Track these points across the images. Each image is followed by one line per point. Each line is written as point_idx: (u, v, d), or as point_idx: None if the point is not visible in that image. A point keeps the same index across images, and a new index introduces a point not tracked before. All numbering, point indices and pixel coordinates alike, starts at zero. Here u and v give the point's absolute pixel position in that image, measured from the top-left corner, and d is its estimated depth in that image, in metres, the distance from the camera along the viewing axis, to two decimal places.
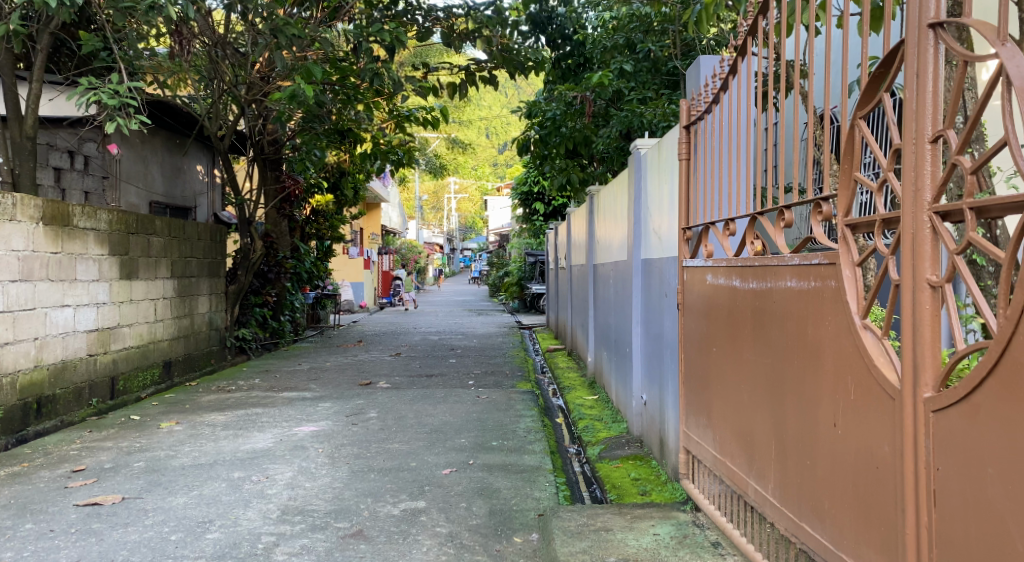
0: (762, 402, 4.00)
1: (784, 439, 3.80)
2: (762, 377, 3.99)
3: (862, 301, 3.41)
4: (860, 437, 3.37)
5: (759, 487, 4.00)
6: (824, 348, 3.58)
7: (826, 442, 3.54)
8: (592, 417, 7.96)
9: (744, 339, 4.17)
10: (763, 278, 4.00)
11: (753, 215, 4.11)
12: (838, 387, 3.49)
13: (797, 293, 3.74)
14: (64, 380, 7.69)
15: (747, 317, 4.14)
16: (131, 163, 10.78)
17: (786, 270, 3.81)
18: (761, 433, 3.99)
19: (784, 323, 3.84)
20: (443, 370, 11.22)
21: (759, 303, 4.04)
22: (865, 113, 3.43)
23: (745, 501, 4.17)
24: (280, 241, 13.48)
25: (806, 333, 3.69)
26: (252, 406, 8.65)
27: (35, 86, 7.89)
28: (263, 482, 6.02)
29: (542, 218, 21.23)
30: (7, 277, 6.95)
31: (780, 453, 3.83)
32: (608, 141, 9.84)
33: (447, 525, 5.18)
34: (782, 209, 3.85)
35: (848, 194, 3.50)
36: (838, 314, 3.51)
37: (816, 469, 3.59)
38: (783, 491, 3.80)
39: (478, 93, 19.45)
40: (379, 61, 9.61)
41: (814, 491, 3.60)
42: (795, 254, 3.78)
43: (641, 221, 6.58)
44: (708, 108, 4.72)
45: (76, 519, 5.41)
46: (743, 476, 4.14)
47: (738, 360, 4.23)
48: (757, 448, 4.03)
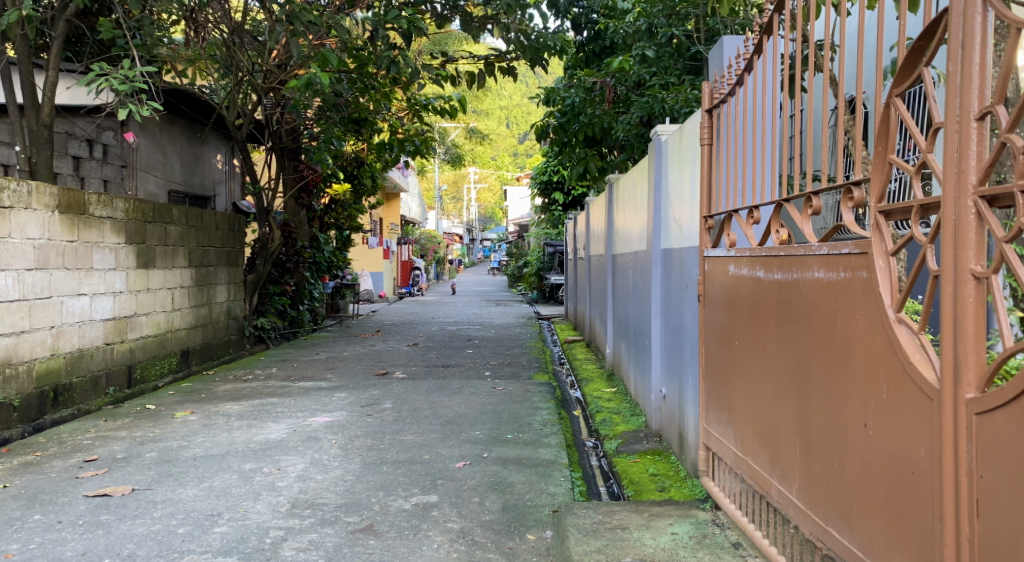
0: (786, 398, 3.85)
1: (810, 439, 3.65)
2: (787, 373, 3.83)
3: (896, 292, 3.25)
4: (893, 440, 3.21)
5: (783, 487, 3.86)
6: (854, 343, 3.42)
7: (856, 444, 3.39)
8: (610, 409, 7.81)
9: (768, 332, 4.02)
10: (789, 268, 3.84)
11: (778, 201, 3.94)
12: (870, 386, 3.34)
13: (825, 284, 3.59)
14: (80, 368, 7.62)
15: (772, 309, 3.99)
16: (150, 151, 10.69)
17: (814, 260, 3.66)
18: (785, 431, 3.83)
19: (811, 317, 3.68)
20: (460, 360, 11.10)
21: (784, 295, 3.88)
22: (902, 90, 3.25)
23: (768, 501, 4.02)
24: (299, 230, 13.36)
25: (835, 327, 3.53)
26: (267, 396, 8.55)
27: (53, 73, 7.74)
28: (275, 474, 5.92)
29: (561, 208, 21.08)
30: (22, 266, 6.87)
31: (806, 453, 3.68)
32: (630, 126, 9.55)
33: (459, 520, 5.05)
34: (809, 195, 3.68)
35: (881, 178, 3.33)
36: (869, 307, 3.36)
37: (844, 471, 3.44)
38: (808, 493, 3.66)
39: (497, 82, 19.31)
40: (396, 48, 9.46)
41: (843, 495, 3.45)
42: (823, 243, 3.62)
43: (662, 210, 6.43)
44: (731, 90, 4.54)
45: (85, 510, 5.31)
46: (766, 476, 3.99)
47: (761, 355, 4.07)
48: (781, 447, 3.87)
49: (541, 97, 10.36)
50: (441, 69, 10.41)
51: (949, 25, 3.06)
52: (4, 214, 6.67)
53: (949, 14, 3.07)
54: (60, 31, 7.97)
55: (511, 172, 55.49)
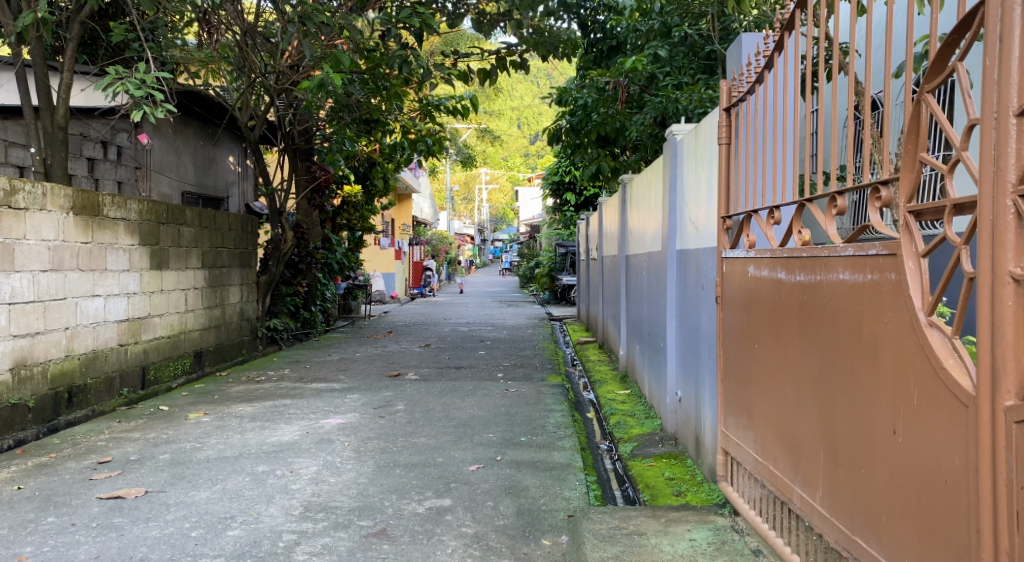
0: (809, 403, 3.78)
1: (835, 446, 3.58)
2: (810, 377, 3.77)
3: (928, 296, 3.19)
4: (926, 448, 3.15)
5: (806, 494, 3.79)
6: (882, 348, 3.36)
7: (885, 451, 3.32)
8: (624, 412, 7.73)
9: (790, 335, 3.95)
10: (812, 270, 3.78)
11: (800, 201, 3.87)
12: (899, 391, 3.27)
13: (851, 286, 3.52)
14: (95, 370, 7.59)
15: (794, 312, 3.92)
16: (163, 153, 10.66)
17: (838, 262, 3.60)
18: (809, 436, 3.77)
19: (835, 320, 3.62)
20: (473, 362, 11.05)
21: (807, 296, 3.81)
22: (933, 86, 3.18)
23: (790, 508, 3.95)
24: (312, 231, 13.32)
25: (861, 331, 3.46)
26: (280, 397, 8.51)
27: (67, 75, 7.71)
28: (288, 477, 5.87)
29: (573, 209, 21.03)
30: (37, 267, 6.85)
31: (831, 460, 3.61)
32: (644, 127, 9.45)
33: (473, 525, 5.00)
34: (834, 195, 3.62)
35: (912, 177, 3.26)
36: (899, 311, 3.29)
37: (872, 478, 3.38)
38: (833, 500, 3.59)
39: (509, 82, 19.28)
40: (408, 48, 9.42)
41: (871, 503, 3.38)
42: (849, 244, 3.56)
43: (677, 210, 6.37)
44: (751, 89, 4.48)
45: (99, 512, 5.28)
46: (787, 482, 3.93)
47: (782, 358, 4.01)
48: (803, 453, 3.81)
49: (554, 96, 10.31)
50: (453, 68, 10.36)
51: (985, 18, 3.01)
52: (20, 215, 6.66)
53: (984, 8, 3.00)
54: (75, 33, 7.95)
55: (523, 173, 55.43)
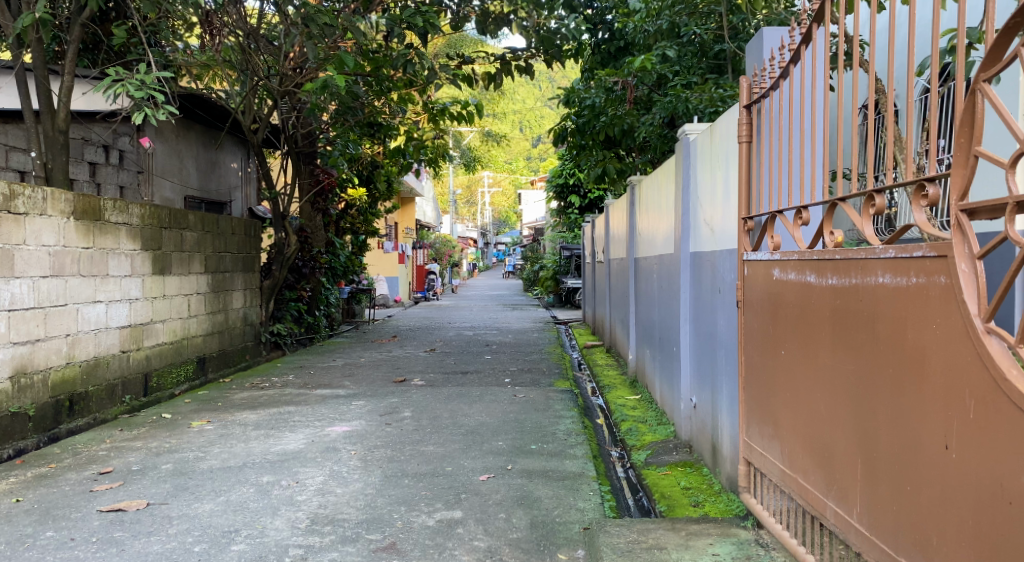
0: (844, 414, 3.71)
1: (877, 460, 3.52)
2: (846, 387, 3.70)
3: (985, 302, 3.12)
4: (983, 464, 3.10)
5: (841, 509, 3.73)
6: (931, 357, 3.30)
7: (935, 466, 3.27)
8: (635, 418, 7.58)
9: (819, 342, 3.88)
10: (846, 273, 3.70)
11: (833, 201, 3.75)
12: (952, 404, 3.22)
13: (893, 290, 3.46)
14: (97, 377, 7.44)
15: (824, 318, 3.84)
16: (166, 157, 10.52)
17: (878, 264, 3.53)
18: (844, 449, 3.70)
19: (874, 328, 3.55)
20: (479, 367, 10.89)
21: (841, 302, 3.73)
22: (990, 75, 3.08)
23: (822, 523, 3.88)
24: (315, 236, 13.16)
25: (905, 338, 3.40)
26: (284, 405, 8.35)
27: (67, 78, 7.55)
28: (293, 488, 5.72)
29: (578, 211, 20.85)
30: (38, 273, 6.71)
31: (872, 475, 3.54)
32: (653, 127, 9.27)
33: (485, 538, 4.85)
34: (873, 194, 3.52)
35: (965, 174, 3.18)
36: (949, 317, 3.24)
37: (920, 495, 3.33)
38: (874, 516, 3.53)
39: (513, 84, 19.10)
40: (412, 48, 9.25)
41: (920, 521, 3.32)
42: (889, 246, 3.49)
43: (690, 211, 6.23)
44: (774, 84, 4.33)
45: (99, 526, 5.13)
46: (820, 496, 3.85)
47: (811, 366, 3.93)
48: (838, 466, 3.73)
49: (561, 98, 10.14)
50: (457, 70, 10.20)
51: None
52: (19, 221, 6.51)
53: None
54: (75, 34, 7.79)
55: (525, 176, 55.25)
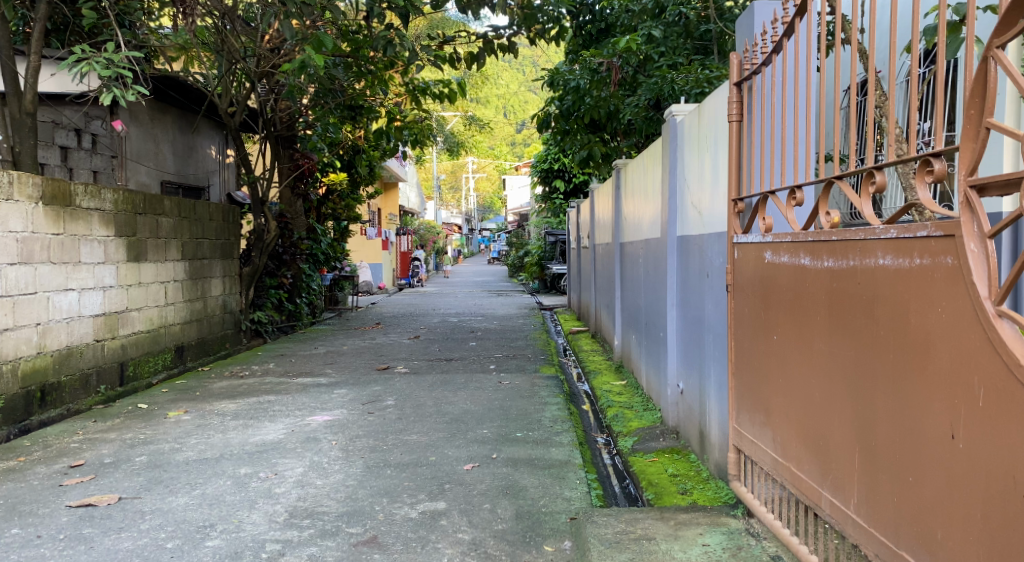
0: (841, 402, 3.59)
1: (876, 450, 3.41)
2: (843, 373, 3.58)
3: (996, 284, 3.01)
4: (991, 456, 3.00)
5: (836, 499, 3.62)
6: (936, 342, 3.18)
7: (938, 457, 3.17)
8: (621, 404, 7.45)
9: (814, 326, 3.75)
10: (843, 254, 3.58)
11: (829, 178, 3.62)
12: (958, 392, 3.10)
13: (893, 272, 3.34)
14: (70, 367, 7.27)
15: (820, 301, 3.72)
16: (140, 141, 10.32)
17: (877, 245, 3.41)
18: (841, 437, 3.59)
19: (873, 311, 3.43)
20: (463, 353, 10.76)
21: (838, 285, 3.61)
22: (1004, 42, 2.97)
23: (817, 514, 3.76)
24: (296, 221, 12.97)
25: (909, 323, 3.28)
26: (264, 393, 8.19)
27: (34, 59, 7.34)
28: (272, 480, 5.57)
29: (562, 196, 20.71)
30: (5, 260, 6.53)
31: (871, 464, 3.43)
32: (637, 108, 9.09)
33: (469, 530, 4.72)
34: (872, 170, 3.40)
35: (976, 147, 3.06)
36: (955, 300, 3.12)
37: (923, 488, 3.22)
38: (873, 508, 3.42)
39: (496, 67, 18.90)
40: (392, 29, 9.06)
41: (923, 513, 3.22)
42: (888, 225, 3.38)
43: (677, 195, 6.11)
44: (766, 60, 4.21)
45: (67, 522, 4.98)
46: (814, 485, 3.74)
47: (805, 352, 3.81)
48: (835, 456, 3.62)
49: (544, 79, 9.98)
50: (439, 51, 10.03)
51: None
52: None
53: None
54: (42, 13, 7.58)
55: (509, 161, 54.97)
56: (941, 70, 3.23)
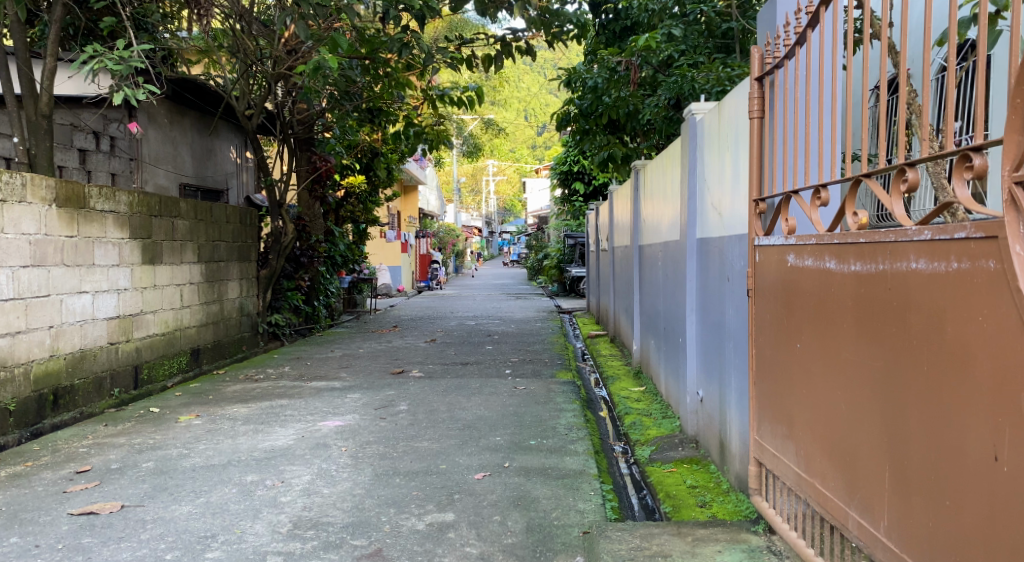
0: (870, 416, 3.39)
1: (908, 469, 3.21)
2: (873, 386, 3.38)
3: None
4: None
5: (864, 521, 3.42)
6: (975, 354, 2.98)
7: (979, 479, 2.97)
8: (639, 411, 7.25)
9: (841, 335, 3.55)
10: (871, 257, 3.38)
11: (857, 176, 3.42)
12: (1001, 408, 2.91)
13: (927, 276, 3.14)
14: (83, 370, 7.14)
15: (847, 308, 3.51)
16: (159, 144, 10.19)
17: (910, 248, 3.21)
18: (870, 455, 3.39)
19: (904, 319, 3.24)
20: (479, 357, 10.57)
21: (865, 290, 3.41)
22: None
23: (843, 535, 3.56)
24: (314, 224, 12.86)
25: (946, 333, 3.08)
26: (277, 398, 8.04)
27: (51, 61, 7.19)
28: (278, 488, 5.41)
29: (582, 199, 20.51)
30: (17, 263, 6.41)
31: (903, 484, 3.24)
32: (657, 108, 8.87)
33: (478, 544, 4.55)
34: (904, 167, 3.20)
35: (1020, 140, 2.87)
36: (997, 308, 2.92)
37: (962, 512, 3.03)
38: (904, 531, 3.23)
39: (515, 69, 18.73)
40: (408, 31, 8.90)
41: (962, 538, 3.03)
42: (922, 226, 3.18)
43: (697, 195, 5.91)
44: (789, 52, 4.01)
45: (67, 531, 4.83)
46: (840, 505, 3.54)
47: (831, 362, 3.61)
48: (863, 474, 3.42)
49: (562, 80, 9.79)
50: (455, 51, 9.84)
51: None
52: None
53: None
54: (58, 13, 7.44)
55: (529, 164, 54.73)
56: (982, 59, 3.02)
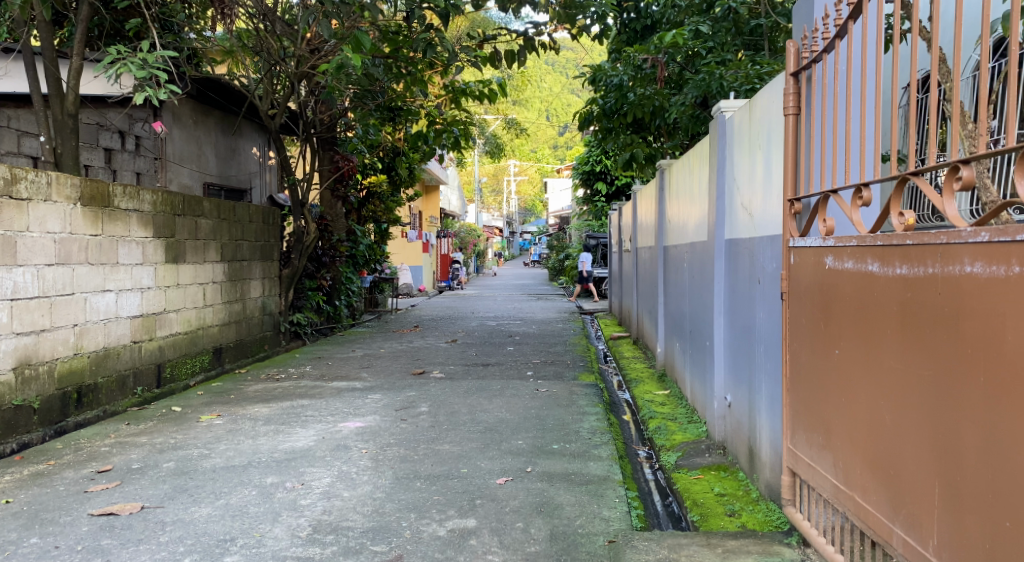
0: (919, 429, 3.27)
1: (962, 486, 3.09)
2: (922, 397, 3.25)
3: None
4: None
5: (911, 537, 3.30)
6: None
7: None
8: (664, 415, 7.11)
9: (886, 342, 3.43)
10: (921, 260, 3.26)
11: (904, 175, 3.29)
12: None
13: (982, 282, 3.03)
14: (106, 368, 7.09)
15: (893, 314, 3.39)
16: (183, 143, 10.13)
17: (965, 251, 3.09)
18: (917, 469, 3.27)
19: (957, 325, 3.12)
20: (501, 358, 10.48)
21: (913, 294, 3.29)
22: None
23: (886, 552, 3.44)
24: (335, 223, 12.81)
25: (1003, 342, 2.96)
26: (298, 398, 7.96)
27: (78, 60, 7.12)
28: (298, 490, 5.32)
29: (604, 199, 20.37)
30: (42, 261, 6.36)
31: (955, 501, 3.12)
32: (684, 107, 8.74)
33: (500, 552, 4.44)
34: (958, 164, 3.08)
35: None
36: None
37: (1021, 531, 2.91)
38: (957, 550, 3.11)
39: (538, 69, 18.65)
40: (432, 29, 8.80)
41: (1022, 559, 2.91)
42: (977, 227, 3.06)
43: (725, 195, 5.79)
44: (827, 47, 3.88)
45: (87, 532, 4.76)
46: (884, 520, 3.42)
47: (874, 370, 3.49)
48: (910, 490, 3.30)
49: (586, 78, 9.67)
50: (479, 50, 9.73)
51: None
52: (22, 206, 6.16)
53: None
54: (83, 13, 7.38)
55: (551, 164, 54.57)
56: None
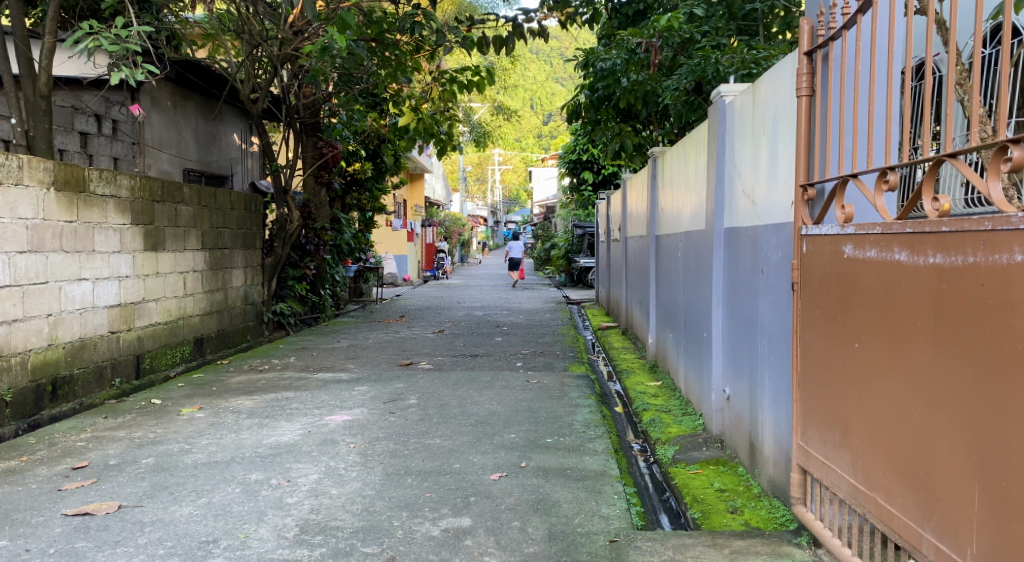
0: (955, 427, 3.15)
1: (1005, 488, 2.99)
2: (960, 396, 3.13)
3: None
4: None
5: (943, 542, 3.19)
6: None
7: None
8: (657, 407, 6.94)
9: (916, 337, 3.30)
10: (960, 248, 3.13)
11: (940, 157, 3.15)
12: None
13: None
14: (83, 359, 6.87)
15: (926, 307, 3.26)
16: (162, 128, 9.88)
17: (1014, 239, 2.96)
18: (953, 471, 3.15)
19: (1003, 319, 3.00)
20: (489, 349, 10.29)
21: (949, 286, 3.17)
22: None
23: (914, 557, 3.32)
24: (320, 212, 12.56)
25: None
26: (282, 390, 7.75)
27: (51, 39, 6.86)
28: (284, 488, 5.13)
29: (591, 188, 20.13)
30: (14, 248, 6.13)
31: (997, 505, 3.01)
32: (677, 92, 8.56)
33: (497, 553, 4.27)
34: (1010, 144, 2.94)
35: None
36: None
37: None
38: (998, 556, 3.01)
39: (524, 57, 18.43)
40: (419, 9, 8.58)
41: None
42: None
43: (724, 182, 5.63)
44: (844, 26, 3.74)
45: (60, 534, 4.56)
46: (912, 524, 3.31)
47: (902, 367, 3.36)
48: (943, 493, 3.19)
49: (575, 66, 9.51)
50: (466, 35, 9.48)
51: None
52: None
53: None
54: None
55: (536, 153, 54.26)
56: None
